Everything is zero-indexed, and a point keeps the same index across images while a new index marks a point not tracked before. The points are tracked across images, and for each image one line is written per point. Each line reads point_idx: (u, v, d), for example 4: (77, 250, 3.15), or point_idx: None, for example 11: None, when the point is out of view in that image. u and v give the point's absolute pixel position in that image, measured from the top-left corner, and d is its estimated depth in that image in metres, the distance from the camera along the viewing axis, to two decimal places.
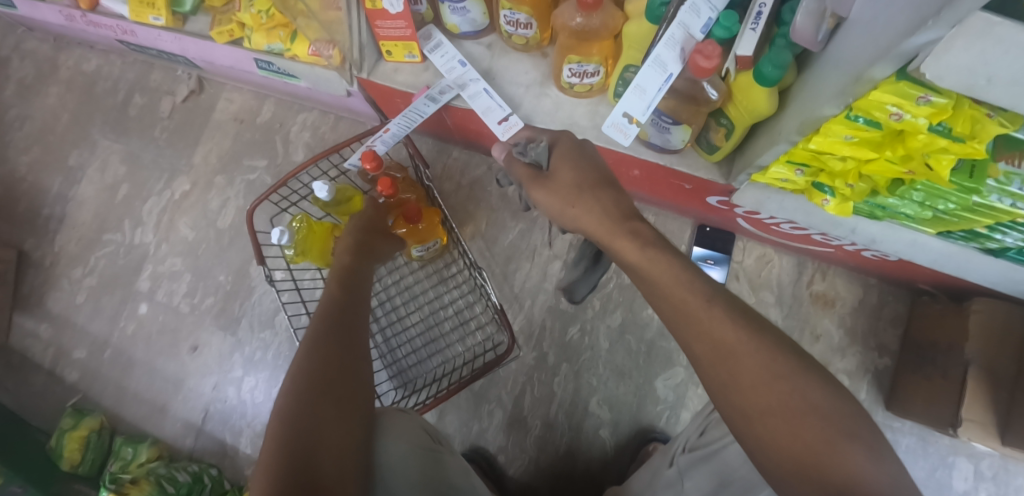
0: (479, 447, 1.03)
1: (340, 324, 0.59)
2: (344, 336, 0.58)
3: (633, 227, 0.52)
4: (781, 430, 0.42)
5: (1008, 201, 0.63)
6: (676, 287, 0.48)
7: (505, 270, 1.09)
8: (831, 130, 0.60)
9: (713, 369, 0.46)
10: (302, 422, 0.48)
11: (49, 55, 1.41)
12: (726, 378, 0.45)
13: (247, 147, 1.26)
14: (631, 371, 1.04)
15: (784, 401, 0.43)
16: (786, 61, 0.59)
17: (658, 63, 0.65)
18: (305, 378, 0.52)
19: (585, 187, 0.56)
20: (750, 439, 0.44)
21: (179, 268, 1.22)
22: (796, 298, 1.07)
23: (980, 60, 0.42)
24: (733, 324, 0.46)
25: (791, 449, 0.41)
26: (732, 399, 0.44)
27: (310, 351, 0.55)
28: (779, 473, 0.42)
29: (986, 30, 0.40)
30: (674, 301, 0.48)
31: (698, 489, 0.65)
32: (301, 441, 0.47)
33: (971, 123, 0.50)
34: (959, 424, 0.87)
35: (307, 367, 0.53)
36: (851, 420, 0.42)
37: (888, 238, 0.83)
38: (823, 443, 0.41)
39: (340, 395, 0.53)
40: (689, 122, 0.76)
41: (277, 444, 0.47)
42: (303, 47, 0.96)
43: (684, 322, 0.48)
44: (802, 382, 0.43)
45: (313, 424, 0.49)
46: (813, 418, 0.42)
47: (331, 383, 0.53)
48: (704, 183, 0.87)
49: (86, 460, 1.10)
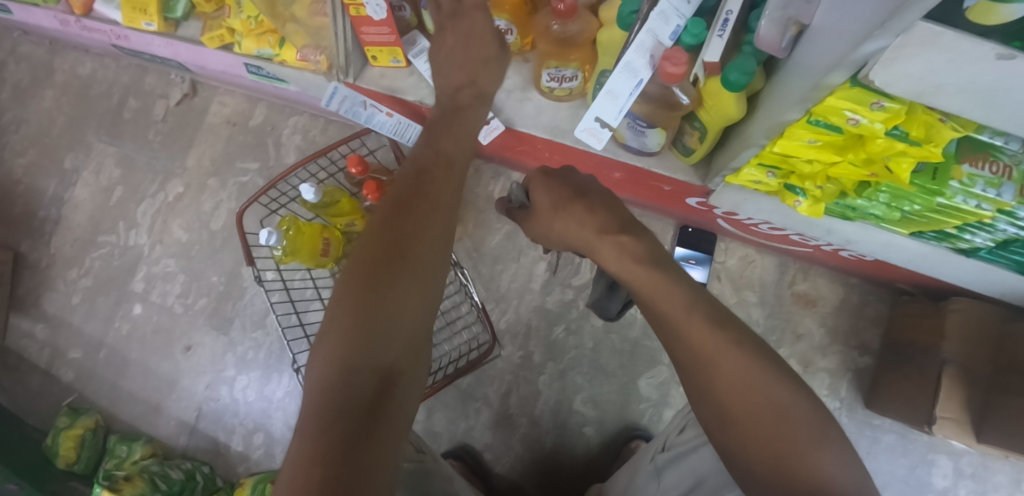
0: (466, 445, 1.05)
1: (409, 243, 0.49)
2: (421, 216, 0.52)
3: (617, 240, 0.53)
4: (756, 434, 0.44)
5: (973, 202, 0.64)
6: (658, 292, 0.49)
7: (492, 271, 1.11)
8: (795, 134, 0.62)
9: (693, 375, 0.47)
10: (365, 312, 0.45)
11: (44, 59, 1.43)
12: (704, 386, 0.46)
13: (239, 150, 1.28)
14: (616, 370, 1.06)
15: (761, 406, 0.44)
16: (751, 68, 0.62)
17: (629, 69, 0.67)
18: (360, 308, 0.45)
19: (559, 205, 0.57)
20: (723, 440, 0.46)
21: (172, 269, 1.24)
22: (778, 298, 1.09)
23: (927, 68, 0.43)
24: (710, 331, 0.46)
25: (762, 453, 0.43)
26: (710, 403, 0.46)
27: (379, 233, 0.50)
28: (756, 474, 0.44)
29: (932, 39, 0.41)
30: (655, 307, 0.49)
31: (671, 483, 0.67)
32: (369, 337, 0.44)
33: (926, 128, 0.53)
34: (935, 422, 0.89)
35: (380, 253, 0.48)
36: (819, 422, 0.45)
37: (862, 238, 0.84)
38: (792, 449, 0.43)
39: (416, 287, 0.48)
40: (664, 126, 0.78)
41: (342, 336, 0.44)
42: (292, 53, 0.99)
43: (666, 326, 0.49)
44: (775, 389, 0.45)
45: (385, 318, 0.45)
46: (787, 423, 0.44)
47: (402, 270, 0.47)
48: (684, 185, 0.89)
49: (81, 458, 1.12)
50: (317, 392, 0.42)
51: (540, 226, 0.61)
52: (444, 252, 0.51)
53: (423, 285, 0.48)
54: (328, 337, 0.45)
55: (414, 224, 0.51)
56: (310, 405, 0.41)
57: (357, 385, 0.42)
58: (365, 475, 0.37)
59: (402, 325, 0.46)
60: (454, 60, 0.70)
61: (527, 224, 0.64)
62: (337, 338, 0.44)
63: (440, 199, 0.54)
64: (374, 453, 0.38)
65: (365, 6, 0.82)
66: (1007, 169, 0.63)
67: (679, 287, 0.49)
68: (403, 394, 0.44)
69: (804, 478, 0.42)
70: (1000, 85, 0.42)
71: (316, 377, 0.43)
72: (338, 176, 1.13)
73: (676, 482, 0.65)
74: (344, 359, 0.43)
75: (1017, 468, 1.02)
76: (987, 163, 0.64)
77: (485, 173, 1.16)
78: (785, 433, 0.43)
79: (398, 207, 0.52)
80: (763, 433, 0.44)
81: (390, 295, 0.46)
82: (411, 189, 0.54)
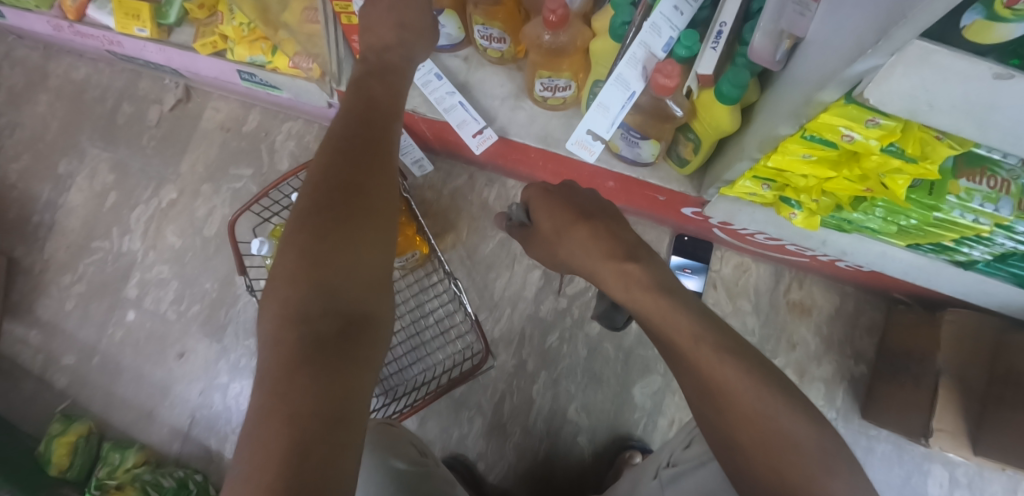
0: (459, 454, 1.04)
1: (347, 190, 0.49)
2: (364, 168, 0.52)
3: (623, 268, 0.52)
4: (766, 460, 0.43)
5: (971, 216, 0.63)
6: (667, 317, 0.48)
7: (486, 278, 1.10)
8: (789, 149, 0.61)
9: (700, 401, 0.47)
10: (314, 263, 0.44)
11: (38, 63, 1.42)
12: (712, 413, 0.46)
13: (233, 155, 1.27)
14: (609, 379, 1.05)
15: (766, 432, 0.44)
16: (744, 81, 0.61)
17: (621, 81, 0.67)
18: (306, 259, 0.45)
19: (559, 231, 0.57)
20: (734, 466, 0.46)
21: (166, 275, 1.24)
22: (773, 306, 1.08)
23: (921, 87, 0.42)
24: (731, 362, 0.45)
25: (771, 483, 0.43)
26: (714, 426, 0.46)
27: (321, 187, 0.49)
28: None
29: (926, 59, 0.40)
30: (667, 334, 0.48)
31: None
32: (325, 289, 0.44)
33: (921, 145, 0.52)
34: (931, 435, 0.88)
35: (325, 205, 0.48)
36: (833, 450, 0.44)
37: (858, 250, 0.83)
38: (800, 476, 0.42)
39: (367, 236, 0.48)
40: (657, 137, 0.77)
41: (295, 290, 0.43)
42: (284, 60, 0.99)
43: (677, 359, 0.48)
44: (785, 417, 0.44)
45: (337, 267, 0.45)
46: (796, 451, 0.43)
47: (350, 221, 0.47)
48: (678, 195, 0.88)
49: (74, 465, 1.12)
50: (278, 346, 0.41)
51: (544, 250, 0.61)
52: (391, 203, 0.52)
53: (374, 235, 0.49)
54: (281, 294, 0.44)
55: (356, 175, 0.50)
56: (270, 361, 0.40)
57: (320, 331, 0.42)
58: (343, 419, 0.37)
59: (355, 273, 0.46)
60: (385, 20, 0.66)
61: (524, 238, 0.64)
62: (291, 293, 0.43)
63: (380, 151, 0.54)
64: (347, 396, 0.38)
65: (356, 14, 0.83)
66: (1005, 184, 0.62)
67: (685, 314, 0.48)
68: (369, 339, 0.44)
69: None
70: (996, 104, 0.41)
71: (273, 337, 0.42)
72: None
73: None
74: (301, 312, 0.42)
75: (1013, 479, 1.01)
76: (985, 177, 0.63)
77: (479, 180, 1.16)
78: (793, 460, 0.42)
79: (337, 160, 0.51)
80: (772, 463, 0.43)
81: (340, 246, 0.46)
82: (348, 140, 0.54)
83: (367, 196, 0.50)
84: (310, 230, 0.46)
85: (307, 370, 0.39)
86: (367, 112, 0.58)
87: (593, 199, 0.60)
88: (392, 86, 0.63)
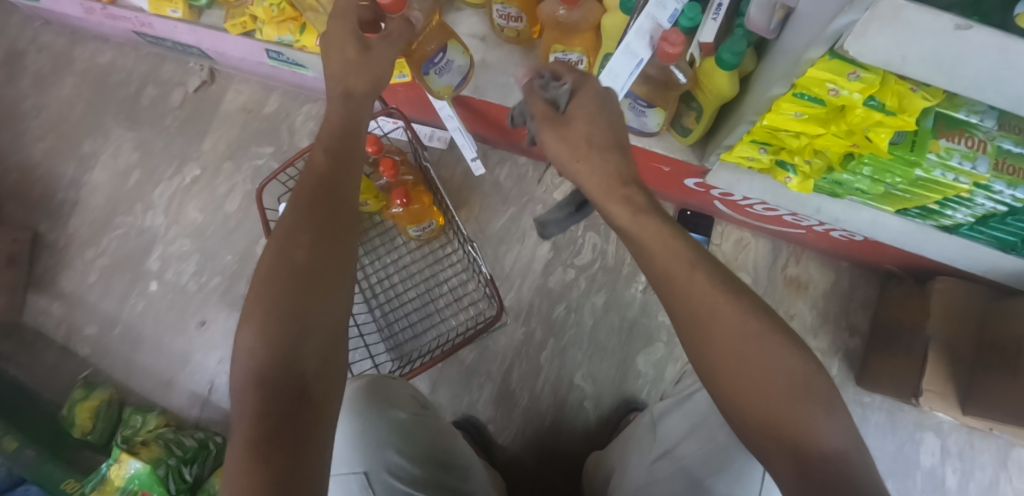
0: (470, 416, 1.09)
1: (302, 254, 0.52)
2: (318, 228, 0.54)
3: (625, 194, 0.54)
4: (747, 390, 0.47)
5: (952, 175, 0.69)
6: (659, 242, 0.52)
7: (496, 251, 1.15)
8: (782, 108, 0.67)
9: (690, 329, 0.50)
10: (271, 326, 0.48)
11: (65, 48, 1.47)
12: (700, 342, 0.49)
13: (254, 135, 1.32)
14: (614, 348, 1.10)
15: (752, 362, 0.47)
16: (741, 49, 0.68)
17: (629, 50, 0.69)
18: (265, 326, 0.49)
19: (595, 144, 0.55)
20: (718, 396, 0.49)
21: (187, 249, 1.29)
22: (771, 280, 1.12)
23: (894, 39, 0.48)
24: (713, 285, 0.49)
25: (755, 412, 0.47)
26: (706, 357, 0.49)
27: (280, 251, 0.52)
28: (747, 425, 0.48)
29: (895, 14, 0.46)
30: (658, 259, 0.51)
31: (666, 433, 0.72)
32: (283, 354, 0.48)
33: (898, 98, 0.58)
34: (920, 394, 0.91)
35: (281, 275, 0.51)
36: (817, 383, 0.48)
37: (850, 217, 0.89)
38: (783, 405, 0.46)
39: (322, 303, 0.51)
40: (662, 107, 0.83)
41: (256, 361, 0.47)
42: (312, 38, 1.06)
43: (666, 285, 0.51)
44: (771, 345, 0.48)
45: (293, 331, 0.49)
46: (779, 383, 0.47)
47: (305, 288, 0.50)
48: (681, 164, 0.94)
49: (96, 429, 1.17)
50: (246, 404, 0.46)
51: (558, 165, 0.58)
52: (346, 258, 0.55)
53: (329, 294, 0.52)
54: (245, 362, 0.48)
55: (312, 241, 0.53)
56: (240, 419, 0.45)
57: (279, 393, 0.46)
58: (301, 469, 0.43)
59: (310, 341, 0.49)
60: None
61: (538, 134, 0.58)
62: (256, 357, 0.48)
63: (338, 211, 0.56)
64: (306, 450, 0.44)
65: None
66: (982, 144, 0.68)
67: (676, 238, 0.52)
68: (324, 392, 0.49)
69: (791, 434, 0.46)
70: (958, 53, 0.47)
71: (240, 402, 0.47)
72: None
73: (672, 431, 0.70)
74: (260, 384, 0.46)
75: (1004, 448, 1.03)
76: (963, 138, 0.68)
77: (491, 158, 1.21)
78: (776, 391, 0.47)
79: (297, 224, 0.54)
80: (755, 395, 0.47)
81: (296, 314, 0.49)
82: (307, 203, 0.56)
83: (321, 258, 0.52)
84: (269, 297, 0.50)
85: (269, 432, 0.44)
86: (330, 165, 0.59)
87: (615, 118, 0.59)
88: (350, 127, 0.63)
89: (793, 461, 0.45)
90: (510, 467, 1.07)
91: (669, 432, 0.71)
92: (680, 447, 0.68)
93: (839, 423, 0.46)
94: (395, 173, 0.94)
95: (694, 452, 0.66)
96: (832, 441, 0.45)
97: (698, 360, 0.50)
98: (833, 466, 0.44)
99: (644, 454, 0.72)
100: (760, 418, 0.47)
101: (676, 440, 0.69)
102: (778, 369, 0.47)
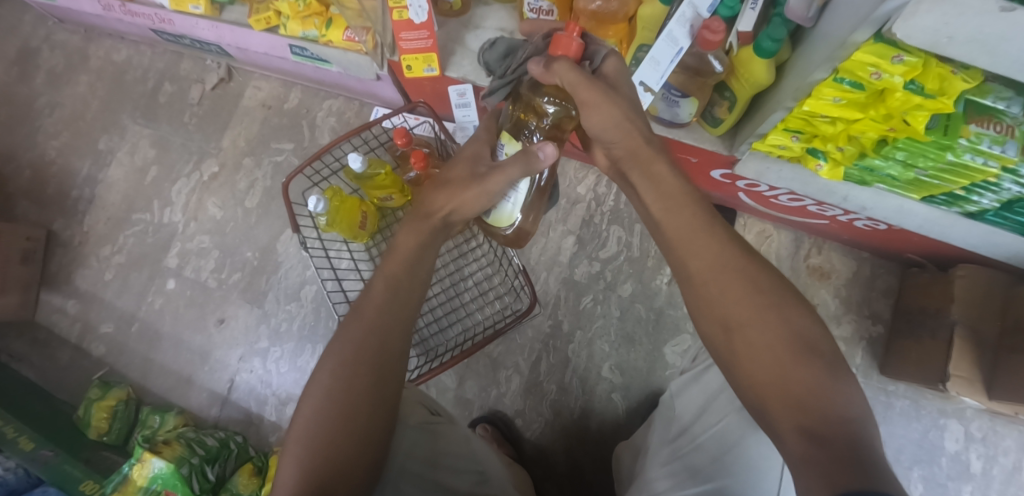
0: (497, 411, 1.10)
1: (347, 372, 0.53)
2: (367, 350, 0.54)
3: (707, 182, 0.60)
4: (754, 346, 0.51)
5: (981, 159, 0.68)
6: (685, 206, 0.60)
7: (522, 244, 1.17)
8: (822, 93, 0.69)
9: (703, 286, 0.56)
10: (316, 439, 0.49)
11: (79, 46, 1.46)
12: (714, 299, 0.54)
13: (274, 131, 1.33)
14: (642, 338, 1.10)
15: (758, 316, 0.52)
16: (781, 35, 0.70)
17: (670, 38, 0.74)
18: (313, 439, 0.49)
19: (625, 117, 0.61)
20: (728, 356, 0.53)
21: (207, 245, 1.28)
22: (794, 270, 1.15)
23: (942, 21, 0.49)
24: (723, 245, 0.56)
25: (761, 369, 0.50)
26: (718, 313, 0.54)
27: (339, 368, 0.53)
28: (753, 382, 0.50)
29: None
30: (686, 219, 0.59)
31: (688, 406, 0.77)
32: (331, 467, 0.48)
33: (940, 81, 0.59)
34: (948, 379, 0.92)
35: (342, 360, 0.54)
36: (827, 352, 0.49)
37: (876, 204, 0.91)
38: (788, 358, 0.49)
39: (374, 376, 0.53)
40: (696, 96, 0.87)
41: (308, 445, 0.49)
42: (338, 32, 1.05)
43: (682, 241, 0.58)
44: (778, 299, 0.52)
45: (337, 442, 0.49)
46: (785, 341, 0.50)
47: (358, 375, 0.53)
48: (709, 155, 0.97)
49: (112, 429, 1.14)
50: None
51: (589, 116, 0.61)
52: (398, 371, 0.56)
53: (372, 407, 0.52)
54: (291, 470, 0.48)
55: (375, 339, 0.55)
56: None
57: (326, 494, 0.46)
58: None
59: (359, 428, 0.51)
60: None
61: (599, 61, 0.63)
62: (308, 469, 0.48)
63: (398, 304, 0.59)
64: None
65: (408, 9, 0.89)
66: (1010, 129, 0.66)
67: (697, 208, 0.59)
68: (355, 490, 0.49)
69: (799, 394, 0.47)
70: (1006, 35, 0.48)
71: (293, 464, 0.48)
72: (378, 150, 1.18)
73: (693, 402, 0.76)
74: (310, 468, 0.48)
75: None
76: (992, 123, 0.67)
77: None
78: (777, 347, 0.50)
79: (360, 322, 0.57)
80: (761, 349, 0.51)
81: (345, 409, 0.51)
82: (377, 304, 0.58)
83: (370, 370, 0.53)
84: (319, 411, 0.51)
85: None
86: (388, 295, 0.59)
87: (630, 96, 0.63)
88: (427, 237, 0.65)
89: (796, 418, 0.46)
90: (538, 461, 1.07)
91: (687, 405, 0.77)
92: (703, 419, 0.71)
93: (845, 389, 0.47)
94: (426, 166, 0.90)
95: (715, 423, 0.68)
96: (838, 406, 0.46)
97: (710, 315, 0.55)
98: (837, 429, 0.44)
99: (668, 431, 0.78)
100: (765, 376, 0.50)
101: (697, 413, 0.73)
102: (783, 328, 0.51)
